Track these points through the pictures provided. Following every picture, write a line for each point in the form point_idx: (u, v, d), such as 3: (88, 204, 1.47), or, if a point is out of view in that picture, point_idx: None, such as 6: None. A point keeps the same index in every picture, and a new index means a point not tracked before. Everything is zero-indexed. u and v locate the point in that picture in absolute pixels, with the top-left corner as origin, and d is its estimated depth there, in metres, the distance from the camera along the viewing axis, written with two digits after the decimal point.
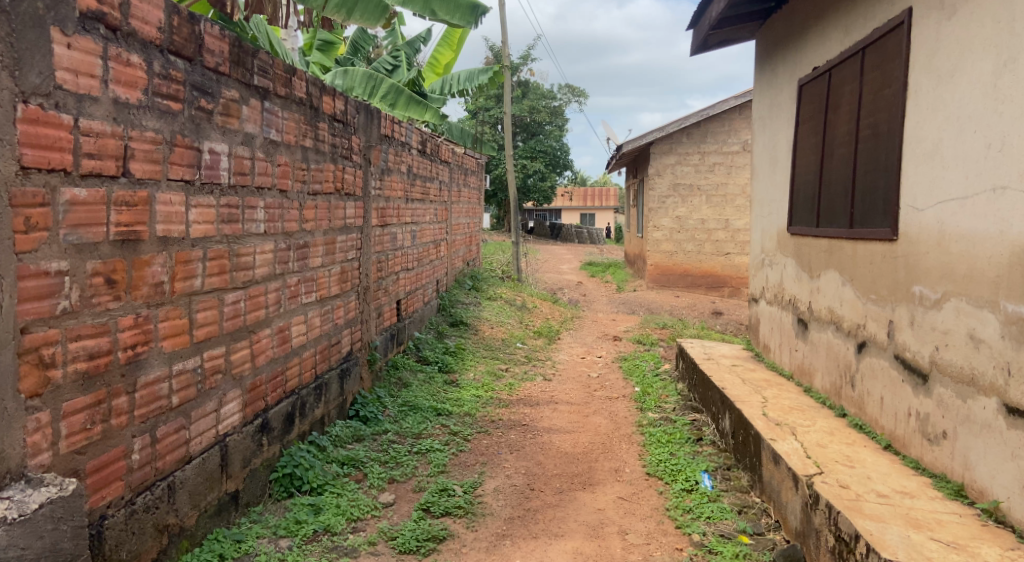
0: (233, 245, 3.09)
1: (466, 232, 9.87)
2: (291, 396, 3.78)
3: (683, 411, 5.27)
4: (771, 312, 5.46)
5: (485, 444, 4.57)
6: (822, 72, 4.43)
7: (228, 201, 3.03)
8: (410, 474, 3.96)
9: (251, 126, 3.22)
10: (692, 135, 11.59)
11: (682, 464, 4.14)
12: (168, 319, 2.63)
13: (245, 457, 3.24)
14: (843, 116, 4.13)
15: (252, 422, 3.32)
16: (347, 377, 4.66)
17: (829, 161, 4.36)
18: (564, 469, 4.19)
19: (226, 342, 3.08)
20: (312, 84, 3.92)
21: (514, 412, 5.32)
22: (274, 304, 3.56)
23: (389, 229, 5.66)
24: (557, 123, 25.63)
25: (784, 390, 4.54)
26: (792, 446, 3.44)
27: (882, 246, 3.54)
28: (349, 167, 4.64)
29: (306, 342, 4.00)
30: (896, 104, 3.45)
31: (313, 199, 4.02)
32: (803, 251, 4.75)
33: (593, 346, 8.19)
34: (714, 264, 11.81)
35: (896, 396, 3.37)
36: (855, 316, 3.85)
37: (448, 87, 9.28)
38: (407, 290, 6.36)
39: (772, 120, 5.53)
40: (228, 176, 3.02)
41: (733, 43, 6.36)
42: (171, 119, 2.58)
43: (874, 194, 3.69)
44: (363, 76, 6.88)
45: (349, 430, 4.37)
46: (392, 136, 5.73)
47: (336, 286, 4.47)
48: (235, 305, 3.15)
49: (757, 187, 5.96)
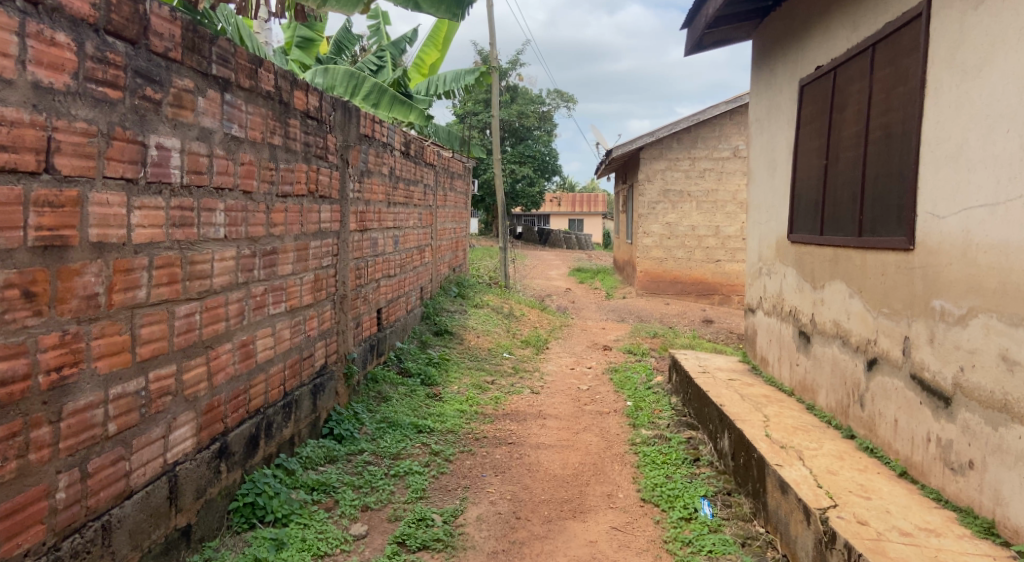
0: (186, 251, 2.78)
1: (452, 238, 9.57)
2: (255, 417, 3.46)
3: (677, 427, 4.98)
4: (769, 324, 5.20)
5: (468, 465, 4.27)
6: (827, 71, 4.17)
7: (180, 203, 2.73)
8: (386, 500, 3.65)
9: (208, 120, 2.91)
10: (683, 140, 11.34)
11: (680, 489, 3.85)
12: (104, 336, 2.33)
13: (199, 487, 2.94)
14: (851, 117, 3.86)
15: (208, 447, 3.01)
16: (320, 393, 4.34)
17: (835, 165, 4.09)
18: (553, 493, 3.89)
19: (178, 360, 2.77)
20: (281, 77, 3.62)
21: (500, 429, 5.00)
22: (235, 317, 3.25)
23: (368, 234, 5.34)
24: (544, 128, 25.43)
25: (787, 408, 4.27)
26: (800, 473, 3.16)
27: (895, 256, 3.28)
28: (324, 167, 4.33)
29: (273, 357, 3.68)
30: (912, 103, 3.19)
31: (282, 201, 3.71)
32: (805, 261, 4.49)
33: (582, 356, 7.90)
34: (705, 271, 11.57)
35: (912, 419, 3.10)
36: (864, 331, 3.58)
37: (434, 88, 8.97)
38: (388, 297, 6.05)
39: (771, 122, 5.26)
40: (180, 175, 2.72)
41: (729, 44, 6.12)
42: (108, 108, 2.28)
43: (887, 200, 3.42)
44: (344, 75, 6.58)
45: (321, 451, 4.06)
46: (373, 136, 5.42)
47: (308, 296, 4.15)
48: (189, 318, 2.83)
49: (754, 192, 5.70)
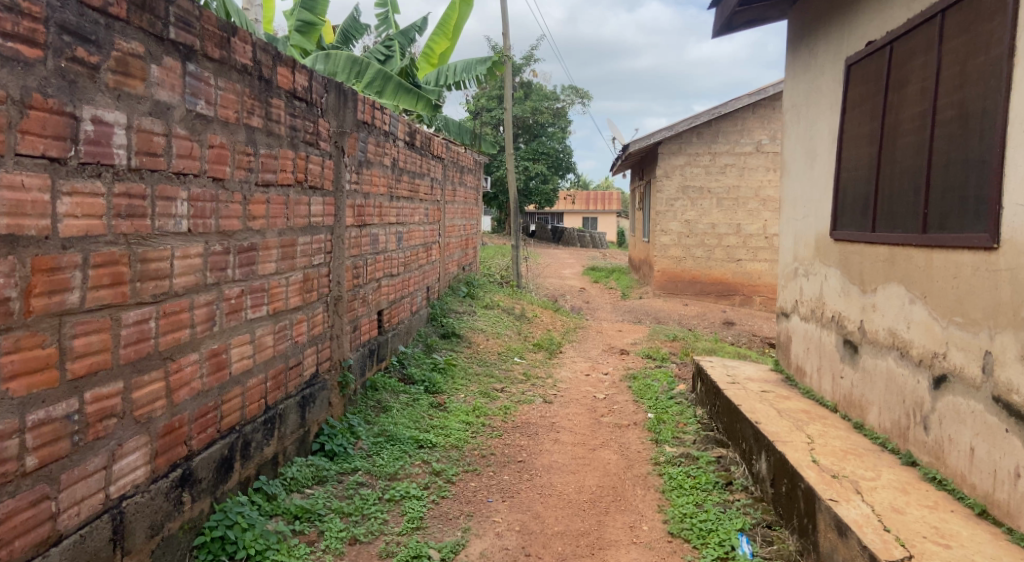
0: (136, 246, 2.35)
1: (461, 235, 9.10)
2: (229, 437, 3.01)
3: (705, 444, 4.50)
4: (806, 330, 4.71)
5: (472, 488, 3.81)
6: (880, 46, 3.69)
7: (127, 190, 2.29)
8: (377, 532, 3.20)
9: (165, 94, 2.47)
10: (703, 135, 10.82)
11: (713, 522, 3.38)
12: (19, 351, 1.95)
13: (154, 523, 2.50)
14: (914, 97, 3.38)
15: (166, 476, 2.57)
16: (309, 405, 3.89)
17: (891, 153, 3.62)
18: (568, 524, 3.44)
19: (126, 377, 2.34)
20: (261, 50, 3.15)
21: (509, 444, 4.55)
22: (204, 323, 2.80)
23: (367, 230, 4.89)
24: (558, 125, 24.95)
25: (831, 427, 3.78)
26: (860, 512, 2.68)
27: (974, 257, 2.80)
28: (314, 155, 3.88)
29: (252, 367, 3.23)
30: (997, 75, 2.71)
31: (263, 191, 3.27)
32: (851, 261, 4.00)
33: (598, 361, 7.43)
34: (725, 270, 11.06)
35: (996, 449, 2.64)
36: (929, 343, 3.10)
37: (444, 79, 8.45)
38: (390, 299, 5.60)
39: (810, 109, 4.78)
40: (128, 156, 2.29)
41: (760, 24, 5.62)
42: (22, 69, 1.91)
43: (960, 191, 2.95)
44: (347, 60, 6.22)
45: (308, 471, 3.62)
46: (373, 123, 4.97)
47: (295, 298, 3.71)
48: (140, 326, 2.39)
49: (787, 186, 5.21)
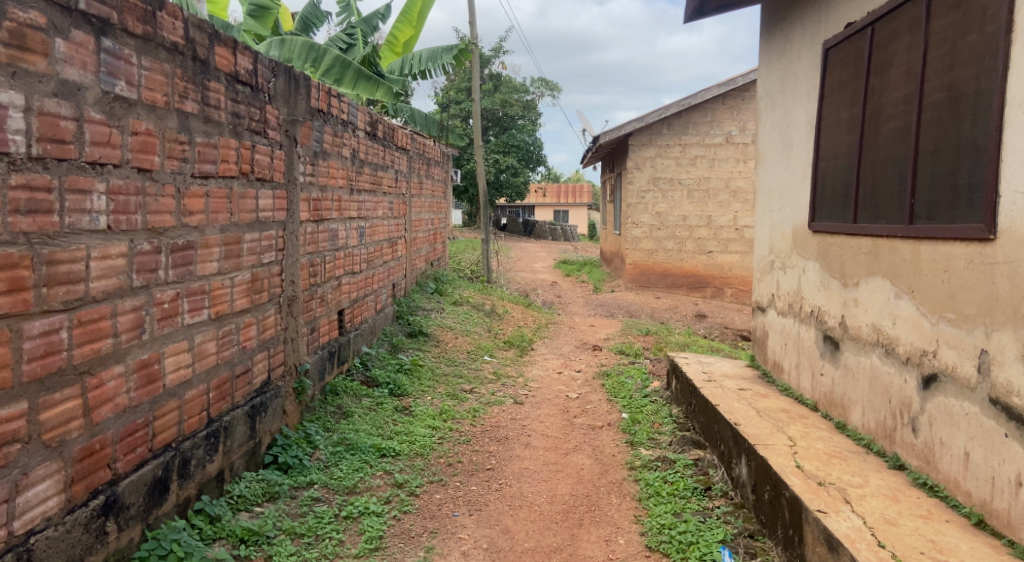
0: (40, 247, 2.08)
1: (429, 229, 8.80)
2: (164, 455, 2.73)
3: (682, 445, 4.30)
4: (784, 325, 4.54)
5: (437, 501, 3.57)
6: (861, 28, 3.50)
7: (26, 181, 2.03)
8: (331, 555, 2.94)
9: (74, 72, 2.19)
10: (674, 126, 10.66)
11: (693, 533, 3.16)
12: None
13: (71, 558, 2.21)
14: (898, 81, 3.20)
15: (86, 504, 2.28)
16: (260, 415, 3.61)
17: (874, 140, 3.43)
18: (539, 540, 3.22)
19: (31, 396, 2.07)
20: (194, 27, 2.85)
21: (476, 451, 4.31)
22: (130, 331, 2.50)
23: (324, 225, 4.60)
24: (528, 118, 24.72)
25: (812, 428, 3.61)
26: (851, 524, 2.49)
27: (967, 249, 2.63)
28: (261, 144, 3.58)
29: (191, 378, 2.94)
30: (992, 53, 2.53)
31: (201, 183, 2.98)
32: (831, 254, 3.83)
33: (570, 358, 7.22)
34: (696, 263, 10.92)
35: (993, 454, 2.47)
36: (918, 340, 2.92)
37: (409, 68, 8.15)
38: (352, 297, 5.31)
39: (785, 95, 4.59)
40: (27, 143, 2.03)
41: (733, 10, 5.44)
42: None
43: (952, 178, 2.77)
44: (303, 45, 5.88)
45: (258, 487, 3.34)
46: (329, 111, 4.67)
47: (242, 300, 3.42)
48: (48, 338, 2.12)
49: (762, 176, 5.03)
